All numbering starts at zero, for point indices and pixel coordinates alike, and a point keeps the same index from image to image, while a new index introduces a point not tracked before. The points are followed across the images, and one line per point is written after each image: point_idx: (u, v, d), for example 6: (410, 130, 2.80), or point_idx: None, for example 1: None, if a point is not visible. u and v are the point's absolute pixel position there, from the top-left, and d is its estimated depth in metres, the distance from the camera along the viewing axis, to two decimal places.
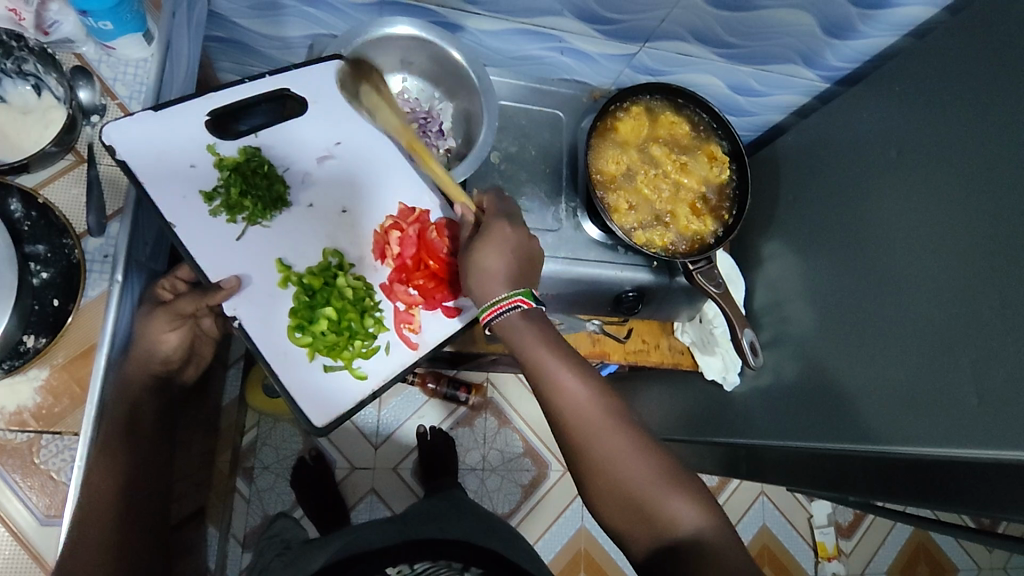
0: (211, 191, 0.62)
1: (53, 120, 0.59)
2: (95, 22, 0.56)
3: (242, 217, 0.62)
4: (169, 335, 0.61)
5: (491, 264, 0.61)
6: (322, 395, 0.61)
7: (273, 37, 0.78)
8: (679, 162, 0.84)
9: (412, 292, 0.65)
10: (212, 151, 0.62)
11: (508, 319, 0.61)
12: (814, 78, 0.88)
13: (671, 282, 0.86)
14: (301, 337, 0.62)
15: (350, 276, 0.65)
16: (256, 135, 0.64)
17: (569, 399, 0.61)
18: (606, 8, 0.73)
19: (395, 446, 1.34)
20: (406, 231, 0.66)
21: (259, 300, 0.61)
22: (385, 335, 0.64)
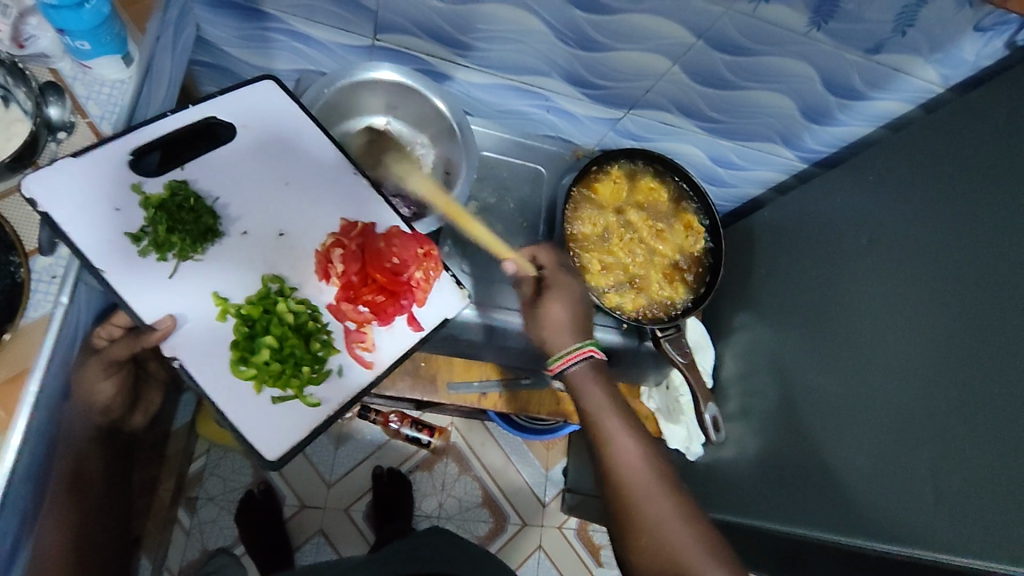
0: (138, 232, 0.57)
1: (15, 132, 0.57)
2: (74, 42, 0.56)
3: (172, 254, 0.58)
4: (103, 385, 0.58)
5: (552, 311, 0.68)
6: (272, 427, 0.58)
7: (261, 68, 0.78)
8: (655, 228, 0.84)
9: (363, 310, 0.61)
10: (138, 190, 0.58)
11: (579, 371, 0.67)
12: (792, 158, 0.90)
13: (639, 347, 0.84)
14: (245, 370, 0.58)
15: (291, 301, 0.60)
16: (182, 168, 0.61)
17: (624, 453, 0.64)
18: (593, 73, 0.74)
19: (350, 486, 1.30)
20: (349, 246, 0.62)
21: (203, 332, 0.58)
22: (336, 358, 0.61)
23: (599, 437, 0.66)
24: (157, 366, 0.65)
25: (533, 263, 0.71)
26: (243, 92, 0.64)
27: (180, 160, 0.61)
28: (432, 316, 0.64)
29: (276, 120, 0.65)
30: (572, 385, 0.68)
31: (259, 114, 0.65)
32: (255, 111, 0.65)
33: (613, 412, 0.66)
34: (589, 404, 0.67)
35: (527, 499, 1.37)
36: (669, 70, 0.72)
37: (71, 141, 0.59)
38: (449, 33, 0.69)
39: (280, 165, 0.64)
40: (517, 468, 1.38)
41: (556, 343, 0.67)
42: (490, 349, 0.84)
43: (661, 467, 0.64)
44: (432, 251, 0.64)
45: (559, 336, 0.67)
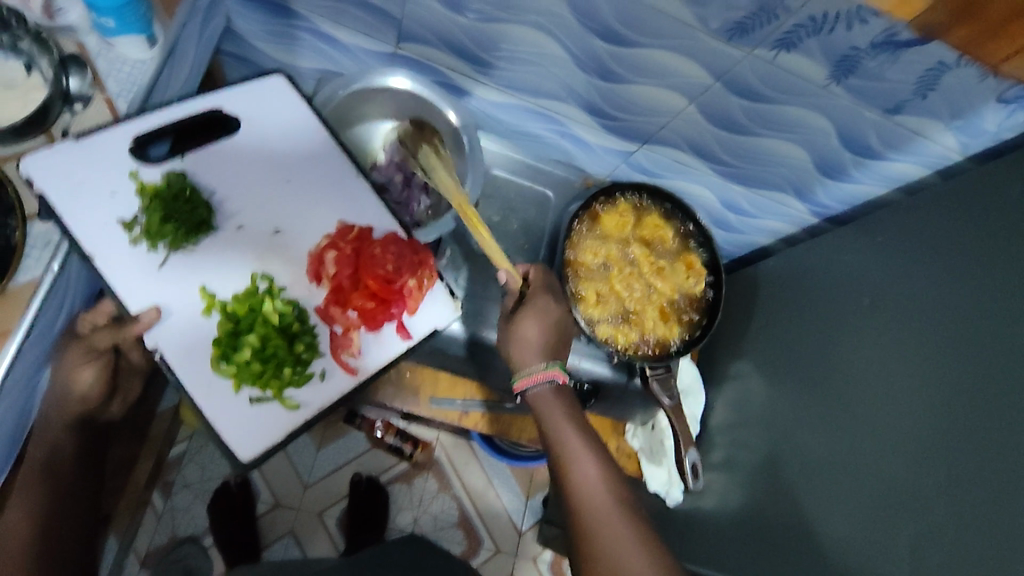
0: (131, 220, 0.59)
1: (31, 99, 0.59)
2: (103, 21, 0.58)
3: (163, 244, 0.60)
4: (83, 372, 0.60)
5: (524, 329, 0.68)
6: (250, 426, 0.59)
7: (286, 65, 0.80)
8: (656, 265, 0.82)
9: (352, 315, 0.62)
10: (134, 177, 0.60)
11: (544, 392, 0.67)
12: (804, 211, 0.89)
13: (627, 384, 0.82)
14: (227, 368, 0.59)
15: (278, 301, 0.60)
16: (182, 159, 0.62)
17: (583, 474, 0.63)
18: (609, 104, 0.74)
19: (326, 489, 1.28)
20: (342, 250, 0.63)
21: (183, 327, 0.59)
22: (320, 361, 0.62)
23: (559, 456, 0.64)
24: (139, 357, 0.67)
25: (524, 279, 0.73)
26: (254, 87, 0.66)
27: (181, 150, 0.63)
28: (426, 326, 0.65)
29: (281, 114, 0.66)
30: (536, 404, 0.68)
31: (267, 108, 0.66)
32: (264, 108, 0.66)
33: (575, 432, 0.65)
34: (552, 425, 0.66)
35: (505, 526, 1.34)
36: (685, 108, 0.72)
37: (86, 112, 0.61)
38: (469, 47, 0.70)
39: (282, 164, 0.65)
40: (498, 492, 1.35)
41: (523, 361, 0.67)
42: (476, 368, 0.84)
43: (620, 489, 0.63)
44: (428, 258, 0.65)
45: (529, 355, 0.67)
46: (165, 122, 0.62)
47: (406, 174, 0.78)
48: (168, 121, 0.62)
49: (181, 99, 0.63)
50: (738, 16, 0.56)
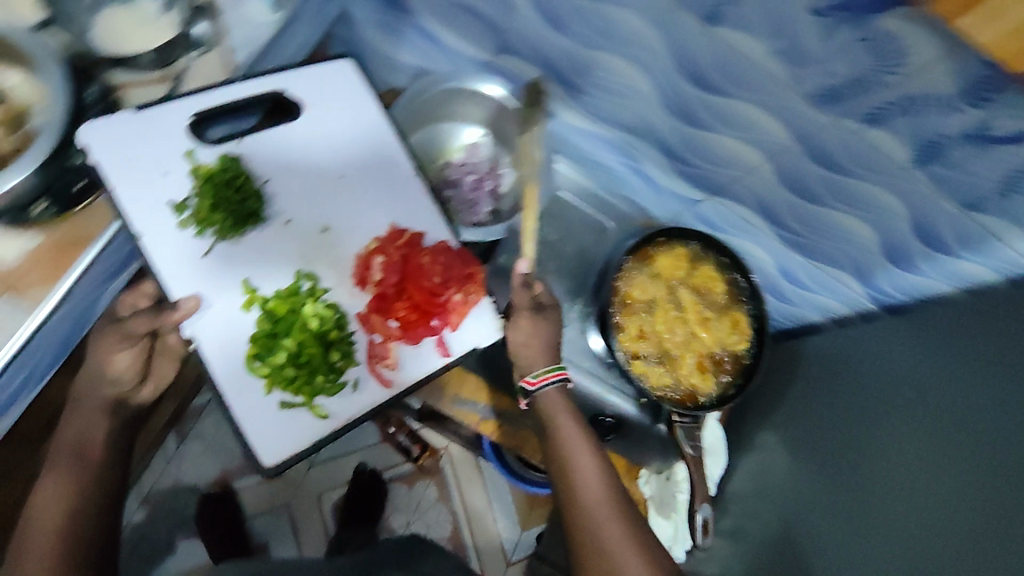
0: (182, 203, 0.65)
1: (162, 37, 0.63)
2: None
3: (210, 233, 0.65)
4: (117, 355, 0.64)
5: (523, 328, 0.71)
6: (277, 434, 0.65)
7: (388, 55, 0.85)
8: (701, 315, 0.81)
9: (392, 327, 0.68)
10: (190, 158, 0.65)
11: (553, 398, 0.72)
12: (863, 296, 0.86)
13: (651, 427, 0.82)
14: (260, 367, 0.64)
15: (318, 304, 0.66)
16: (239, 142, 0.68)
17: (584, 471, 0.70)
18: (686, 148, 0.77)
19: (329, 472, 1.30)
20: (389, 256, 0.69)
21: (224, 315, 0.64)
22: (353, 370, 0.67)
23: (562, 456, 0.71)
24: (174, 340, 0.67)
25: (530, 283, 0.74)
26: (317, 67, 0.71)
27: (238, 134, 0.68)
28: (460, 343, 0.70)
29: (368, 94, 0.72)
30: (540, 411, 0.73)
31: (330, 97, 0.70)
32: (321, 92, 0.71)
33: (581, 438, 0.71)
34: (560, 430, 0.71)
35: (494, 552, 1.32)
36: (760, 165, 0.73)
37: (202, 58, 0.66)
38: (563, 68, 0.74)
39: (339, 153, 0.70)
40: (495, 516, 1.33)
41: (530, 363, 0.71)
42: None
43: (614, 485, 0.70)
44: (475, 274, 0.70)
45: (535, 357, 0.71)
46: (226, 99, 0.66)
47: (478, 177, 0.83)
48: (235, 99, 0.67)
49: (242, 79, 0.67)
50: (833, 82, 0.58)
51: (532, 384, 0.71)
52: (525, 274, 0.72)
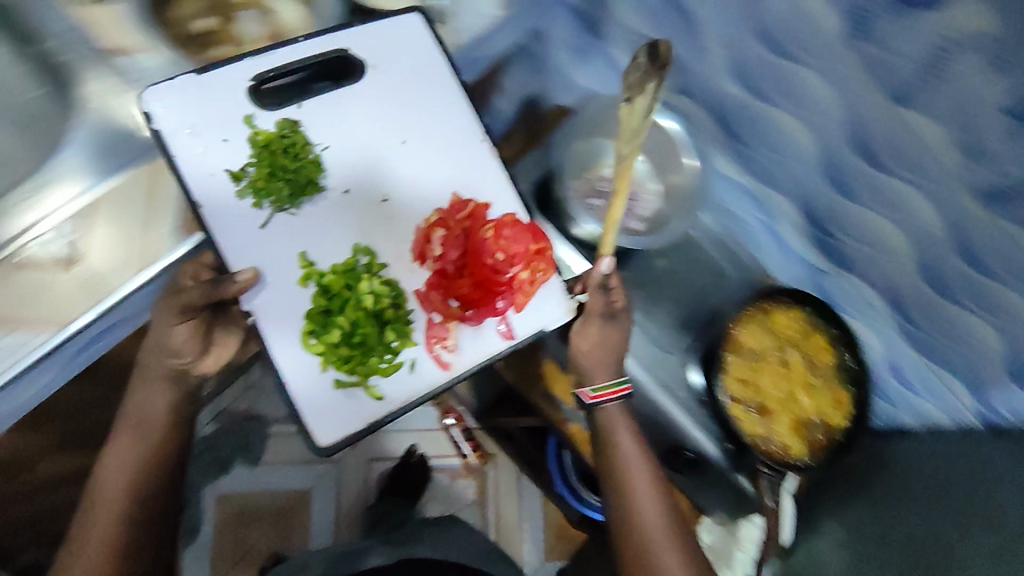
0: (240, 171, 0.63)
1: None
2: None
3: (268, 203, 0.64)
4: (177, 326, 0.62)
5: (591, 335, 0.70)
6: (337, 416, 0.64)
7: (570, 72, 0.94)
8: (805, 379, 0.82)
9: (451, 307, 0.67)
10: (249, 121, 0.64)
11: (613, 412, 0.72)
12: (971, 410, 0.80)
13: (727, 473, 0.80)
14: (314, 344, 0.63)
15: (374, 280, 0.66)
16: (300, 105, 0.66)
17: (639, 494, 0.70)
18: (828, 214, 0.80)
19: (383, 443, 1.35)
20: (451, 229, 0.68)
21: (279, 290, 0.63)
22: (410, 351, 0.66)
23: (619, 477, 0.70)
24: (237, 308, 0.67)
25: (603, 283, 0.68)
26: (388, 23, 0.68)
27: (300, 98, 0.66)
28: (526, 326, 0.69)
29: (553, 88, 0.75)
30: (601, 428, 0.72)
31: (404, 50, 0.69)
32: (377, 48, 0.68)
33: (640, 452, 0.71)
34: (620, 444, 0.71)
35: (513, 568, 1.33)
36: (900, 248, 0.75)
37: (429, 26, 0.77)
38: (730, 115, 0.81)
39: (406, 117, 0.69)
40: (523, 533, 1.35)
41: (593, 374, 0.71)
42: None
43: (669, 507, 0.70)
44: (545, 251, 0.69)
45: (598, 367, 0.71)
46: (286, 60, 0.66)
47: (626, 197, 0.83)
48: (296, 57, 0.66)
49: (306, 36, 0.67)
50: (1002, 180, 0.60)
51: (592, 398, 0.71)
52: (603, 274, 0.66)
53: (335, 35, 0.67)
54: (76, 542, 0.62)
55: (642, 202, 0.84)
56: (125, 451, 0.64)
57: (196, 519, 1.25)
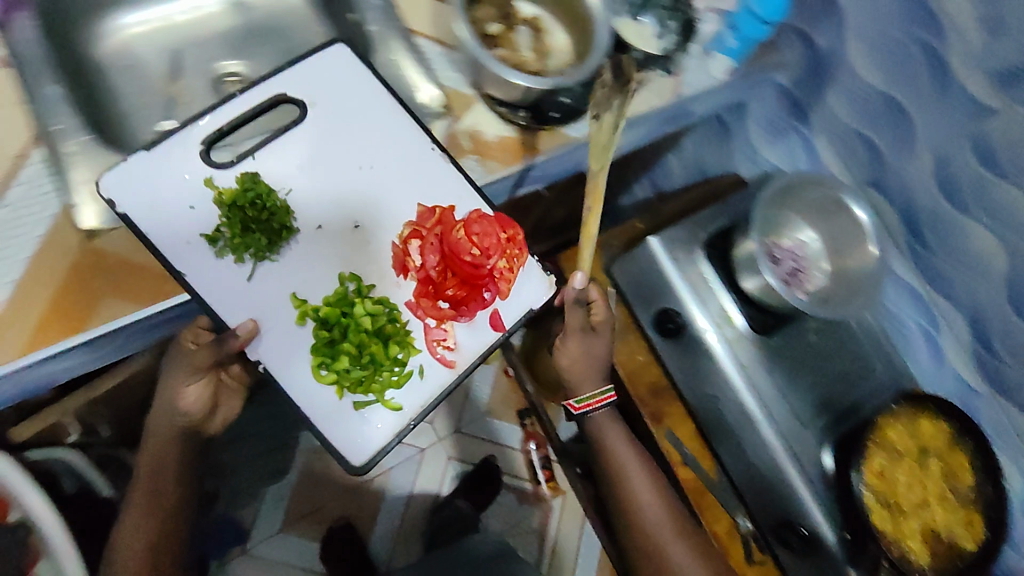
0: (213, 234, 0.64)
1: (650, 46, 0.79)
2: (729, 36, 0.80)
3: (248, 256, 0.64)
4: (187, 390, 0.70)
5: (570, 348, 0.79)
6: (355, 434, 0.66)
7: (753, 146, 1.01)
8: (940, 495, 0.82)
9: (441, 308, 0.69)
10: (211, 185, 0.64)
11: (602, 416, 0.86)
12: None
13: (843, 566, 0.81)
14: (326, 375, 0.65)
15: (368, 304, 0.67)
16: (254, 157, 0.66)
17: (641, 494, 0.83)
18: (1003, 339, 0.79)
19: (465, 446, 1.38)
20: (425, 239, 0.69)
21: (281, 336, 0.65)
22: (417, 358, 0.69)
23: (620, 481, 0.84)
24: (237, 370, 0.74)
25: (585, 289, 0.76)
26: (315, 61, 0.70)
27: (252, 150, 0.66)
28: (512, 314, 0.71)
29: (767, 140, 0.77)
30: (596, 437, 0.86)
31: (336, 79, 0.70)
32: (342, 105, 0.70)
33: (632, 461, 0.84)
34: (615, 452, 0.85)
35: None
36: None
37: (661, 76, 0.80)
38: (920, 220, 0.84)
39: (381, 144, 0.70)
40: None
41: (581, 387, 0.83)
42: (709, 435, 0.88)
43: (671, 505, 0.83)
44: (516, 237, 0.70)
45: (581, 373, 0.81)
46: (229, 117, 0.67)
47: (796, 268, 0.87)
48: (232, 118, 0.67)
49: (224, 100, 0.68)
50: None
51: (577, 407, 0.84)
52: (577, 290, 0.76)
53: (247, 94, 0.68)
54: (121, 530, 0.75)
55: (811, 275, 0.87)
56: (155, 459, 0.74)
57: (285, 462, 1.29)
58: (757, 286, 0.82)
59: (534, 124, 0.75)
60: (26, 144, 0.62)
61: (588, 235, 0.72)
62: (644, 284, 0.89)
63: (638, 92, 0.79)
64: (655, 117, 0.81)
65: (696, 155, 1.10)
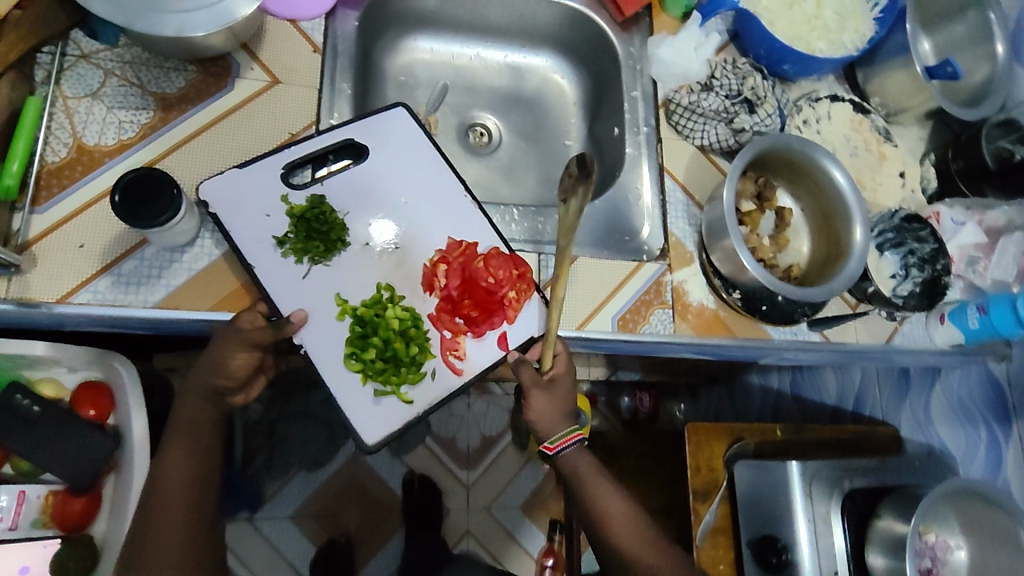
0: (282, 238, 0.62)
1: (885, 282, 0.75)
2: (973, 314, 0.72)
3: (306, 258, 0.62)
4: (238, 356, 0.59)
5: (539, 408, 0.65)
6: (372, 417, 0.61)
7: (923, 418, 0.90)
8: None
9: (459, 322, 0.64)
10: (285, 200, 0.63)
11: (572, 451, 0.68)
12: None
13: None
14: (354, 362, 0.61)
15: (398, 308, 0.63)
16: (323, 185, 0.65)
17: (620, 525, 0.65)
18: None
19: (490, 529, 1.26)
20: (452, 264, 0.65)
21: (324, 332, 0.62)
22: (431, 361, 0.63)
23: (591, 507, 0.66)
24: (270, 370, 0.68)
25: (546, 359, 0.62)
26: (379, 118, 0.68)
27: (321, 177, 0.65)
28: (520, 335, 0.65)
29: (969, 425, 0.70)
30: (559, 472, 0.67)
31: (400, 140, 0.68)
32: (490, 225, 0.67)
33: (605, 481, 0.67)
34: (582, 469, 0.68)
35: None
36: None
37: (881, 318, 0.76)
38: None
39: (434, 204, 0.67)
40: None
41: (547, 428, 0.67)
42: None
43: (656, 543, 0.66)
44: (529, 272, 0.65)
45: (552, 423, 0.66)
46: (303, 150, 0.65)
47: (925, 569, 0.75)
48: (316, 148, 0.65)
49: (320, 132, 0.66)
50: None
51: (551, 449, 0.66)
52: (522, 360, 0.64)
53: (339, 129, 0.66)
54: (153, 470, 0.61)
55: None
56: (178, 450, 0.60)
57: None
58: (884, 567, 0.76)
59: (742, 308, 0.71)
60: (304, 127, 0.67)
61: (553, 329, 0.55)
62: (758, 500, 0.83)
63: (852, 320, 0.75)
64: (859, 352, 0.75)
65: (846, 396, 0.99)
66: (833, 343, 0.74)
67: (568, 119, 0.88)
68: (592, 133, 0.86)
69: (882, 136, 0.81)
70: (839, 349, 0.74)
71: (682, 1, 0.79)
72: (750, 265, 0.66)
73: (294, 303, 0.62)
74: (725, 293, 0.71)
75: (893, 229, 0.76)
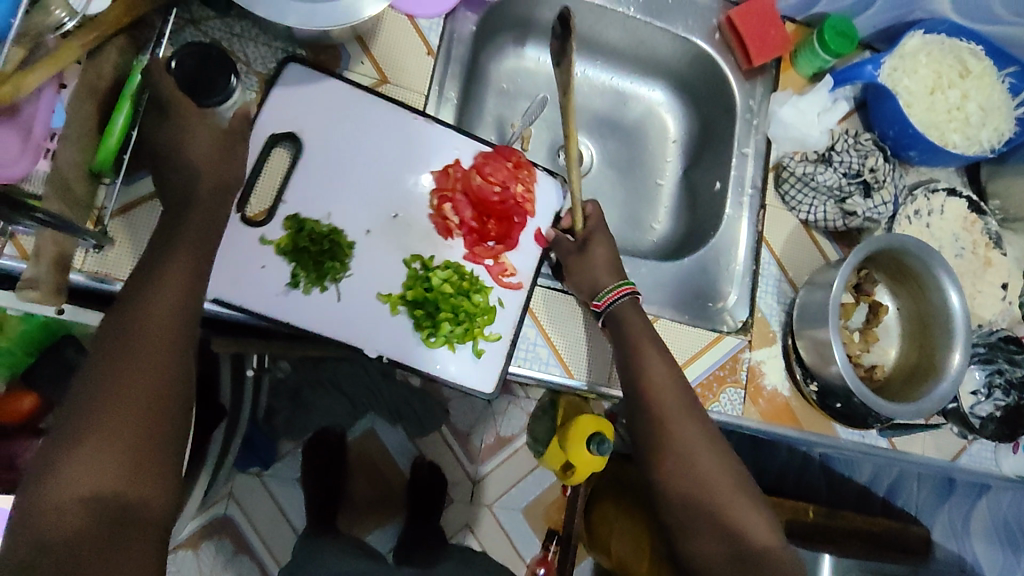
0: (293, 278, 0.58)
1: (965, 398, 0.72)
2: None
3: (327, 282, 0.59)
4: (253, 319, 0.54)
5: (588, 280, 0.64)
6: (486, 365, 0.62)
7: (957, 530, 0.90)
8: None
9: (492, 246, 0.64)
10: (265, 241, 0.58)
11: (624, 301, 0.63)
12: None
13: None
14: (434, 339, 0.60)
15: (439, 271, 0.61)
16: (285, 201, 0.59)
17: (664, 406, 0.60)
18: None
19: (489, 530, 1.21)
20: (455, 194, 0.63)
21: (406, 340, 0.60)
22: (494, 294, 0.63)
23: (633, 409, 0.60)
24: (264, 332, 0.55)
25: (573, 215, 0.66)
26: (293, 96, 0.60)
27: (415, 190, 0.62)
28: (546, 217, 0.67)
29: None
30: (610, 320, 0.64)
31: (331, 123, 0.61)
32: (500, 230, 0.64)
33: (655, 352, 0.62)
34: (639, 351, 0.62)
35: None
36: None
37: (955, 435, 0.73)
38: None
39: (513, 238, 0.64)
40: None
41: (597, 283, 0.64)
42: None
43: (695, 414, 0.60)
44: (520, 158, 0.66)
45: (600, 275, 0.64)
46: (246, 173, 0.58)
47: None
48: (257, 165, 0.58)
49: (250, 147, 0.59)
50: None
51: (601, 305, 0.63)
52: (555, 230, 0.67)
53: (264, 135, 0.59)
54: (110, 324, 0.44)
55: None
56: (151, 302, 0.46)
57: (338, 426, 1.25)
58: None
59: (817, 402, 0.68)
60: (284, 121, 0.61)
61: (574, 160, 0.62)
62: None
63: (922, 432, 0.72)
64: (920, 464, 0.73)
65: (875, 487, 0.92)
66: (900, 451, 0.71)
67: (665, 155, 0.84)
68: (689, 176, 0.81)
69: (992, 240, 0.76)
70: (902, 457, 0.72)
71: (816, 62, 0.74)
72: (846, 374, 0.62)
73: (371, 322, 0.59)
74: (803, 383, 0.68)
75: (986, 345, 0.73)
